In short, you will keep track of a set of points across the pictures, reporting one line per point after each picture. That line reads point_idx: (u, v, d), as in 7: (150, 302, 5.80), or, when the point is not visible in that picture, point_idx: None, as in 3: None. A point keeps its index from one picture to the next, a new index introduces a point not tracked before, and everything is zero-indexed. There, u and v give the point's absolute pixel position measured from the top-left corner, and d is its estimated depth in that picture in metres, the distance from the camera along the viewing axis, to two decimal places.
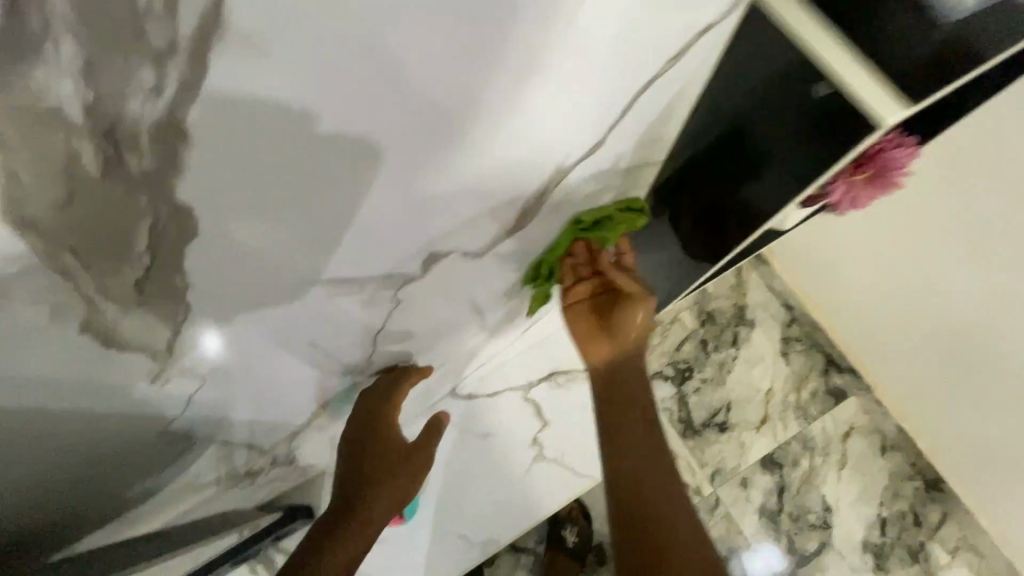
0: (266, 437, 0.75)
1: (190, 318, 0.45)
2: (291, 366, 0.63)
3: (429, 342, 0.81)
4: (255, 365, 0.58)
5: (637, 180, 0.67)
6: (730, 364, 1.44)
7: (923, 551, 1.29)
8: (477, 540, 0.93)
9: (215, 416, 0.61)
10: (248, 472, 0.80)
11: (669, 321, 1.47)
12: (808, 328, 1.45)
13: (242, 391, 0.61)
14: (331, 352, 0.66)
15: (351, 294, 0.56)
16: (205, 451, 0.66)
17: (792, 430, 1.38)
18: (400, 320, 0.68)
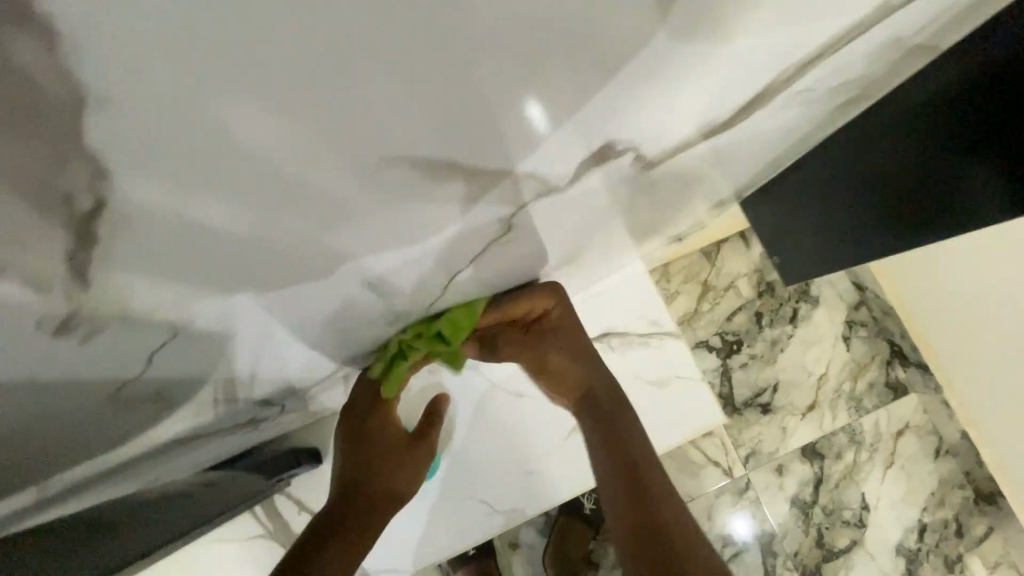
0: (274, 379, 0.63)
1: (142, 262, 0.28)
2: (317, 305, 0.49)
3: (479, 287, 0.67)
4: (274, 302, 0.44)
5: (797, 115, 0.48)
6: (784, 342, 1.30)
7: (960, 562, 1.20)
8: (501, 509, 0.84)
9: (219, 355, 0.48)
10: (255, 413, 0.69)
11: (722, 287, 1.32)
12: (878, 314, 1.29)
13: (253, 331, 0.47)
14: (369, 294, 0.52)
15: (407, 235, 0.41)
16: (200, 392, 0.53)
17: (840, 421, 1.26)
18: (455, 264, 0.53)
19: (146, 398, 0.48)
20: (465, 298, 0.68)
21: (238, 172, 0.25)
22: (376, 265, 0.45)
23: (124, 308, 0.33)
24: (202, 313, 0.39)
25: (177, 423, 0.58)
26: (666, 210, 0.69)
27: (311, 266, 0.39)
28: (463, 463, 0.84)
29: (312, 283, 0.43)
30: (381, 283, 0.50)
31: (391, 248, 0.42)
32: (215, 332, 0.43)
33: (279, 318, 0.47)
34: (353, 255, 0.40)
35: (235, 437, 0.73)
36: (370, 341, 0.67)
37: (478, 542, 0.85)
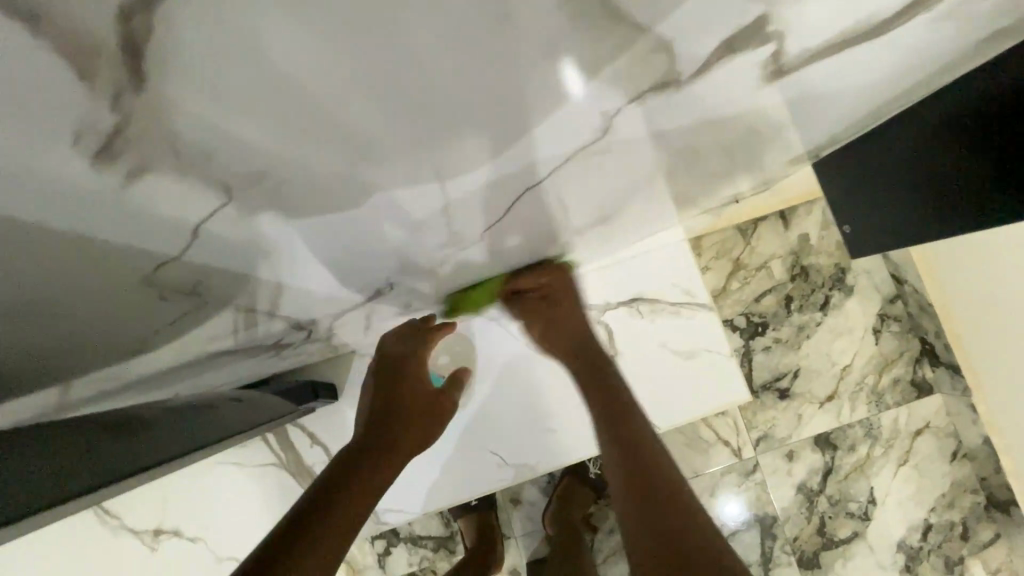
0: (297, 307, 0.61)
1: (162, 129, 0.25)
2: (353, 232, 0.46)
3: (514, 234, 0.64)
4: (314, 224, 0.42)
5: (889, 66, 0.44)
6: (811, 329, 1.26)
7: (960, 565, 1.20)
8: (511, 463, 0.84)
9: (252, 273, 0.47)
10: (281, 338, 0.68)
11: (755, 267, 1.28)
12: (914, 309, 1.24)
13: (289, 251, 0.45)
14: (406, 226, 0.49)
15: (454, 155, 0.38)
16: (223, 310, 0.52)
17: (858, 413, 1.24)
18: (500, 203, 0.51)
19: (176, 302, 0.47)
20: (498, 244, 0.66)
21: (266, 28, 0.21)
22: (421, 194, 0.43)
23: (162, 200, 0.31)
24: (240, 223, 0.37)
25: (201, 339, 0.57)
26: (720, 169, 0.65)
27: (352, 183, 0.37)
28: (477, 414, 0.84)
29: (354, 206, 0.41)
30: (421, 216, 0.48)
31: (438, 171, 0.39)
32: (249, 244, 0.41)
33: (317, 241, 0.45)
34: (398, 173, 0.38)
35: (259, 360, 0.73)
36: (399, 279, 0.65)
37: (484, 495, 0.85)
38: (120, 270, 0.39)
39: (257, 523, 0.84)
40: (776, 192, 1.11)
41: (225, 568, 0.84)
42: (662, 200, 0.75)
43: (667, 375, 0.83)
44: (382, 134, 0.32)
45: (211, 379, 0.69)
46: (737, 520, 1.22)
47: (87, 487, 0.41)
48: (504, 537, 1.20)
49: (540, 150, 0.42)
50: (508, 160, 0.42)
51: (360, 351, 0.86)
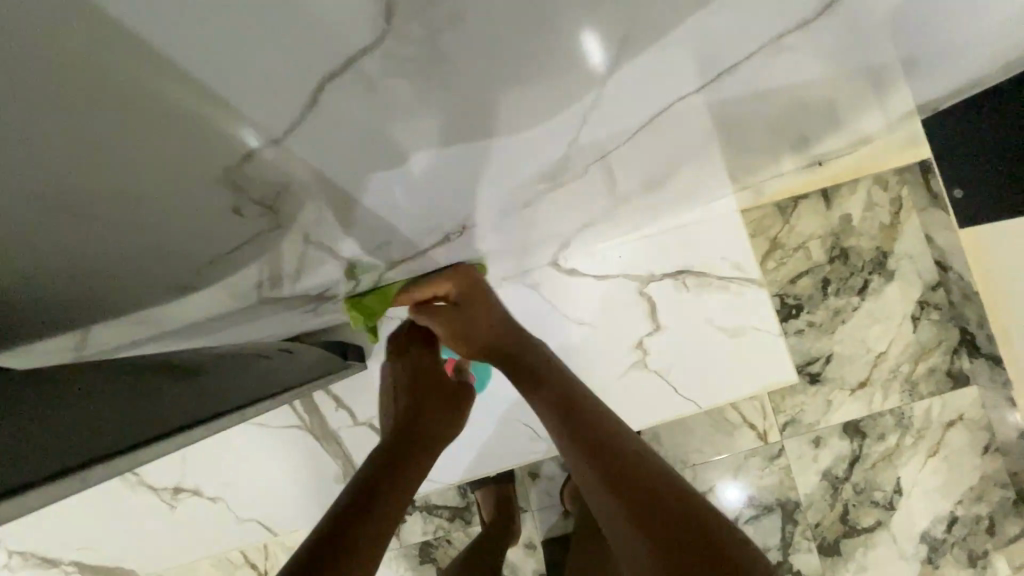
0: (332, 254, 0.58)
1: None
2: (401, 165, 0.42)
3: (565, 181, 0.60)
4: (377, 147, 0.38)
5: None
6: (847, 313, 1.22)
7: (984, 558, 1.18)
8: (544, 437, 0.85)
9: (304, 203, 0.44)
10: (324, 291, 0.68)
11: (792, 247, 1.23)
12: (957, 299, 1.19)
13: (345, 184, 0.42)
14: (464, 161, 0.45)
15: (526, 71, 0.33)
16: (259, 249, 0.49)
17: (890, 403, 1.20)
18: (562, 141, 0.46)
19: (231, 239, 0.46)
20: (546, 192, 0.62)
21: None
22: (495, 116, 0.38)
23: (244, 96, 0.28)
24: (313, 140, 0.34)
25: (243, 279, 0.55)
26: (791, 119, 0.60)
27: (437, 91, 0.32)
28: (513, 385, 0.86)
29: (427, 124, 0.37)
30: (482, 148, 0.43)
31: (523, 85, 0.35)
32: (315, 172, 0.39)
33: (374, 172, 0.42)
34: (482, 82, 0.33)
35: (293, 313, 0.72)
36: (441, 228, 0.61)
37: (520, 466, 0.86)
38: (186, 197, 0.37)
39: (279, 484, 0.82)
40: (826, 169, 1.04)
41: (246, 529, 0.82)
42: (720, 166, 0.70)
43: (709, 352, 0.82)
44: (456, 27, 0.27)
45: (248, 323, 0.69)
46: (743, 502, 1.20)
47: (104, 454, 0.42)
48: (521, 511, 1.19)
49: (631, 66, 0.38)
50: (599, 76, 0.37)
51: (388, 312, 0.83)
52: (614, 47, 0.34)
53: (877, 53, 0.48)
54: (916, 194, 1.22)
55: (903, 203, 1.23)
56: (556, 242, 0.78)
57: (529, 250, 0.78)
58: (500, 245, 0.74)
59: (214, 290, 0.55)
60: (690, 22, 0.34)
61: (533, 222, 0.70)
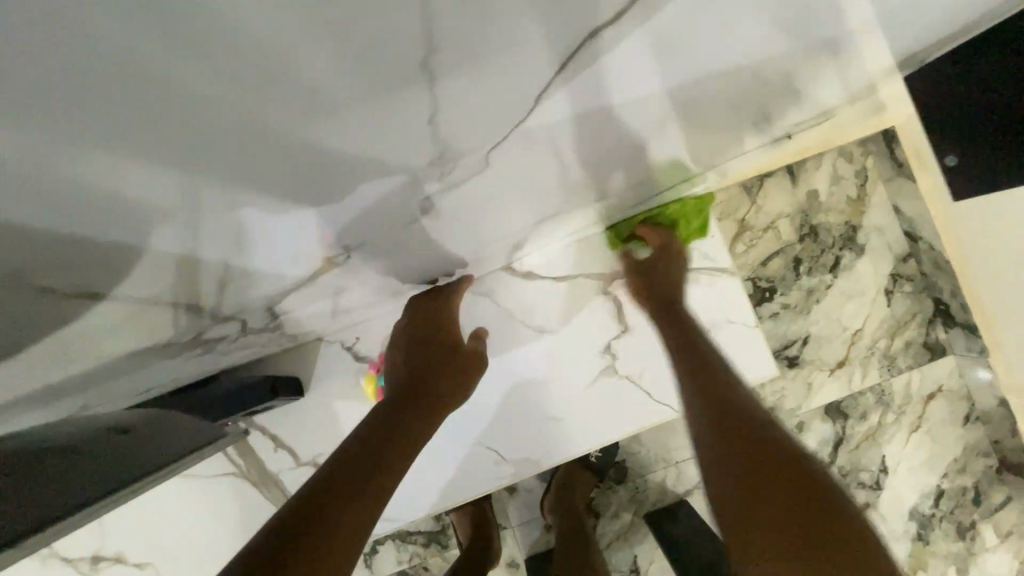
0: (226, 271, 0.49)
1: None
2: (258, 150, 0.34)
3: (504, 172, 0.52)
4: (239, 112, 0.30)
5: None
6: (820, 293, 1.18)
7: (972, 530, 1.16)
8: (511, 459, 0.78)
9: (162, 206, 0.36)
10: (225, 317, 0.59)
11: (761, 228, 1.18)
12: (927, 268, 1.17)
13: (213, 166, 0.34)
14: (364, 142, 0.37)
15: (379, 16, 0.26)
16: (102, 276, 0.41)
17: (869, 380, 1.17)
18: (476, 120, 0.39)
19: (39, 295, 0.39)
20: (485, 187, 0.54)
21: None
22: (391, 69, 0.31)
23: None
24: (99, 111, 0.26)
25: (125, 303, 0.46)
26: (752, 92, 0.53)
27: (281, 30, 0.25)
28: (472, 407, 0.78)
29: (279, 91, 0.29)
30: (374, 127, 0.36)
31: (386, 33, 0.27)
32: (160, 154, 0.31)
33: (247, 151, 0.34)
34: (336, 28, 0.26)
35: (203, 345, 0.63)
36: (367, 232, 0.53)
37: (487, 493, 0.79)
38: None
39: (219, 536, 0.74)
40: (790, 145, 1.00)
41: None
42: (680, 148, 0.63)
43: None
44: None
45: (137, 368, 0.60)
46: None
47: None
48: (501, 529, 1.12)
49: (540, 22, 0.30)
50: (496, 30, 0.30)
51: (328, 333, 0.74)
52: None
53: (854, 14, 0.42)
54: (880, 165, 1.19)
55: (868, 175, 1.19)
56: (506, 241, 0.71)
57: (478, 252, 0.71)
58: (443, 249, 0.66)
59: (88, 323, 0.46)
60: None
61: (478, 221, 0.62)
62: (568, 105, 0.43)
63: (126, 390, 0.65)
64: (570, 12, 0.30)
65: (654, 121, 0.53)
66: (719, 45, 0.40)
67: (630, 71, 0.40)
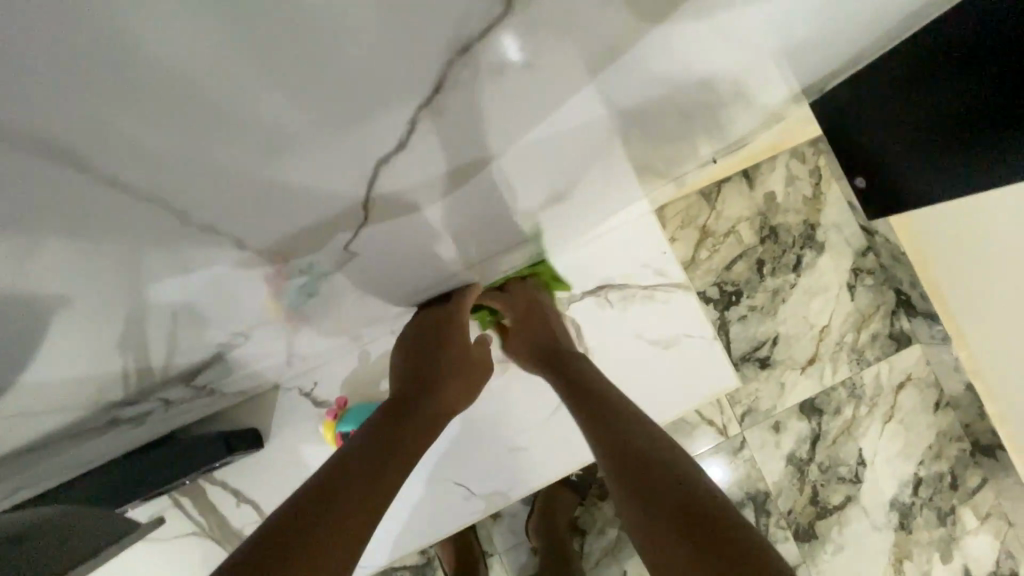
0: (156, 337, 0.48)
1: None
2: (176, 233, 0.34)
3: (444, 213, 0.52)
4: (156, 203, 0.29)
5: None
6: (785, 292, 1.19)
7: (952, 514, 1.18)
8: (480, 493, 0.77)
9: (69, 295, 0.35)
10: (169, 379, 0.58)
11: (722, 233, 1.20)
12: (885, 261, 1.19)
13: (136, 247, 0.33)
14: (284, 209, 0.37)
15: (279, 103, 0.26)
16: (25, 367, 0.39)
17: (840, 374, 1.19)
18: (401, 173, 0.40)
19: None
20: (427, 227, 0.54)
21: None
22: (308, 143, 0.31)
23: None
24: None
25: (58, 381, 0.44)
26: (683, 113, 0.55)
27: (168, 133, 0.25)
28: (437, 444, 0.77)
29: (184, 182, 0.29)
30: (292, 193, 0.36)
31: (286, 119, 0.28)
32: (65, 257, 0.30)
33: (168, 231, 0.33)
34: (224, 127, 0.26)
35: (152, 405, 0.61)
36: (307, 281, 0.53)
37: (458, 530, 0.77)
38: None
39: None
40: (741, 152, 1.02)
41: None
42: (622, 169, 0.64)
43: (640, 369, 0.76)
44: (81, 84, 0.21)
45: (80, 446, 0.58)
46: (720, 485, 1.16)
47: None
48: (488, 556, 1.11)
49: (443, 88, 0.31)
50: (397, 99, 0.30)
51: (285, 380, 0.73)
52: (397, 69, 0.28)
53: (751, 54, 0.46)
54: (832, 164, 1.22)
55: (822, 174, 1.22)
56: (460, 273, 0.70)
57: (433, 285, 0.71)
58: (394, 288, 0.66)
59: (23, 403, 0.44)
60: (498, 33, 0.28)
61: (428, 258, 0.62)
62: (496, 147, 0.43)
63: (69, 469, 0.62)
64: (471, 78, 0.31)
65: (589, 149, 0.54)
66: (640, 78, 0.42)
67: (555, 109, 0.41)
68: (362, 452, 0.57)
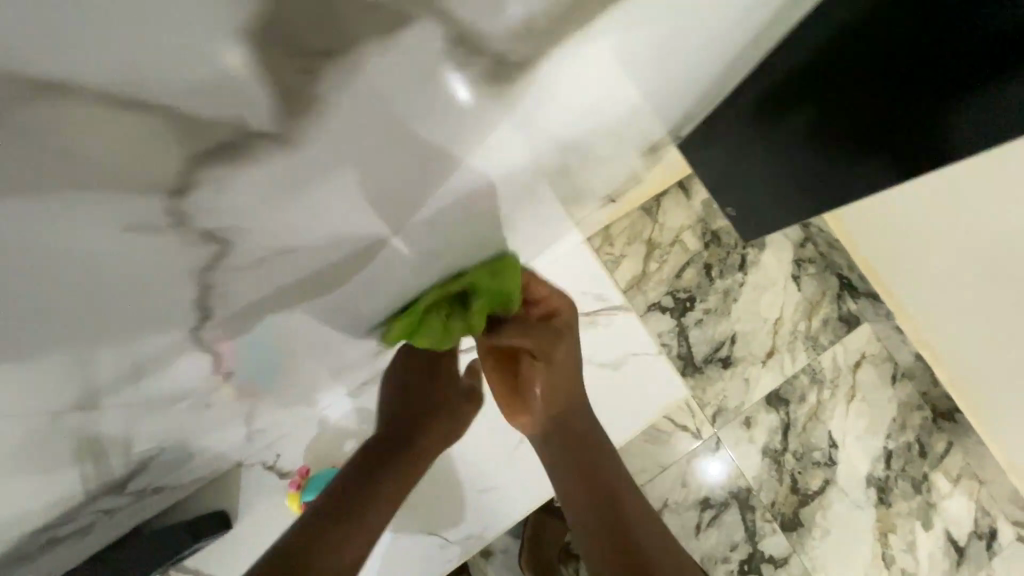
0: (99, 448, 0.49)
1: None
2: (98, 376, 0.35)
3: (384, 289, 0.55)
4: (100, 340, 0.30)
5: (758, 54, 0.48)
6: (736, 292, 1.24)
7: (926, 482, 1.22)
8: (455, 539, 0.79)
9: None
10: (126, 480, 0.58)
11: (667, 243, 1.24)
12: (824, 249, 1.26)
13: (63, 394, 0.34)
14: (208, 335, 0.39)
15: (186, 274, 0.28)
16: None
17: (799, 363, 1.23)
18: (321, 276, 0.42)
19: None
20: (361, 296, 0.56)
21: None
22: (250, 276, 0.32)
23: None
24: None
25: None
26: (606, 169, 0.59)
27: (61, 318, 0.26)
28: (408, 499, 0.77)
29: (98, 343, 0.30)
30: (217, 325, 0.37)
31: (191, 285, 0.29)
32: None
33: (89, 376, 0.34)
34: (128, 303, 0.28)
35: (110, 511, 0.61)
36: (246, 363, 0.54)
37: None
38: None
39: None
40: (670, 167, 1.07)
41: None
42: (554, 213, 0.68)
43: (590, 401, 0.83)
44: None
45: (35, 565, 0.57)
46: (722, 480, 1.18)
47: None
48: None
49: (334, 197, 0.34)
50: (299, 243, 0.32)
51: (246, 457, 0.74)
52: (300, 227, 0.30)
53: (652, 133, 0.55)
54: None
55: None
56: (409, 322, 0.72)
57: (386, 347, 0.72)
58: (338, 352, 0.67)
59: None
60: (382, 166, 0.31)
61: (373, 321, 0.64)
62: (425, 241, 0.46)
63: None
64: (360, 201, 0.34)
65: (517, 211, 0.58)
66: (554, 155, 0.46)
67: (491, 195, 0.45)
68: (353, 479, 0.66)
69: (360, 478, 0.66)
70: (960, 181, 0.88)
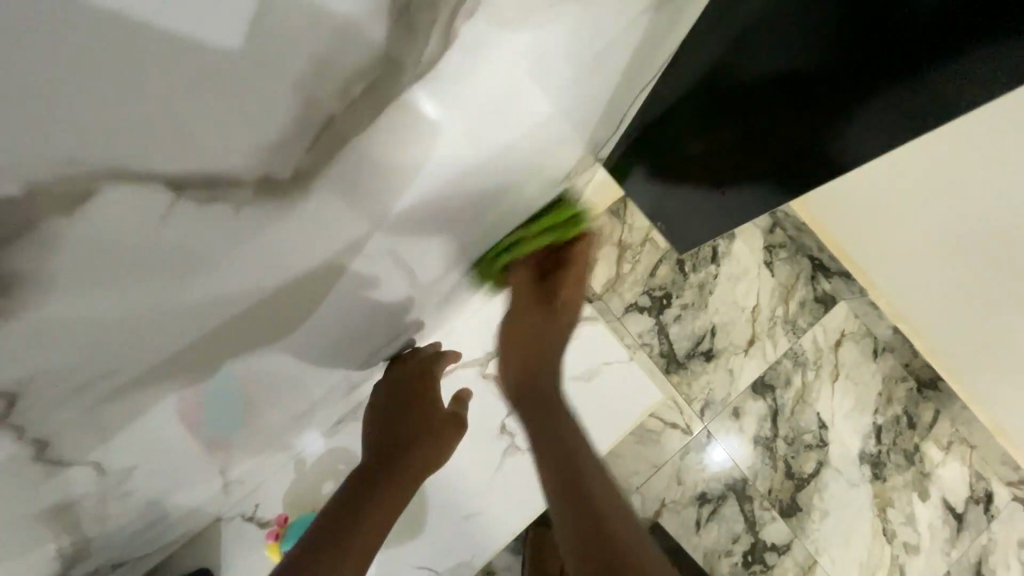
0: (58, 525, 0.49)
1: None
2: (28, 450, 0.36)
3: (329, 327, 0.57)
4: (14, 416, 0.32)
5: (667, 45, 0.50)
6: (711, 284, 1.24)
7: (918, 452, 1.24)
8: (443, 569, 0.83)
9: None
10: (96, 552, 0.58)
11: (638, 243, 1.24)
12: (794, 233, 1.26)
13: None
14: (139, 395, 0.40)
15: (82, 338, 0.30)
16: None
17: (781, 347, 1.24)
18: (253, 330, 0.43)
19: None
20: (317, 339, 0.57)
21: None
22: (157, 332, 0.34)
23: None
24: None
25: None
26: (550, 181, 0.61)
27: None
28: (398, 530, 0.83)
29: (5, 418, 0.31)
30: (144, 381, 0.39)
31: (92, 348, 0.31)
32: None
33: (11, 450, 0.35)
34: (30, 372, 0.30)
35: None
36: (208, 424, 0.55)
37: None
38: None
39: None
40: None
41: None
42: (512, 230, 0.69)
43: None
44: None
45: None
46: (720, 466, 1.18)
47: None
48: None
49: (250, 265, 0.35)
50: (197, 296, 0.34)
51: (226, 510, 0.74)
52: (200, 280, 0.33)
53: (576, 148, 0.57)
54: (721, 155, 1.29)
55: None
56: (374, 352, 0.73)
57: (351, 378, 0.74)
58: (305, 393, 0.67)
59: None
60: (277, 219, 0.32)
61: (336, 356, 0.65)
62: (355, 272, 0.48)
63: None
64: (266, 254, 0.35)
65: (463, 237, 0.59)
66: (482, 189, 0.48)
67: (426, 226, 0.48)
68: (351, 491, 0.63)
69: (363, 486, 0.63)
70: (903, 162, 0.91)
